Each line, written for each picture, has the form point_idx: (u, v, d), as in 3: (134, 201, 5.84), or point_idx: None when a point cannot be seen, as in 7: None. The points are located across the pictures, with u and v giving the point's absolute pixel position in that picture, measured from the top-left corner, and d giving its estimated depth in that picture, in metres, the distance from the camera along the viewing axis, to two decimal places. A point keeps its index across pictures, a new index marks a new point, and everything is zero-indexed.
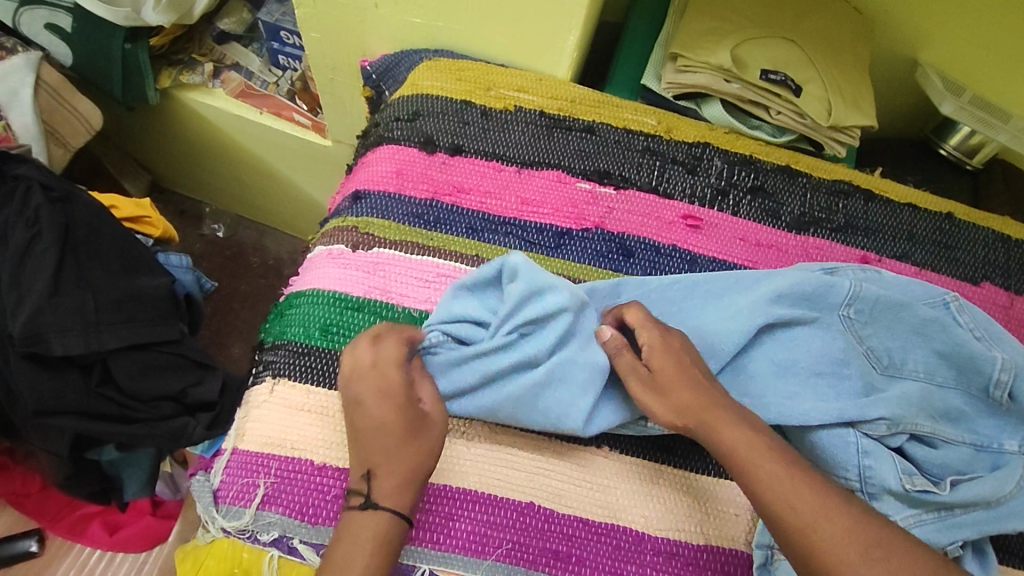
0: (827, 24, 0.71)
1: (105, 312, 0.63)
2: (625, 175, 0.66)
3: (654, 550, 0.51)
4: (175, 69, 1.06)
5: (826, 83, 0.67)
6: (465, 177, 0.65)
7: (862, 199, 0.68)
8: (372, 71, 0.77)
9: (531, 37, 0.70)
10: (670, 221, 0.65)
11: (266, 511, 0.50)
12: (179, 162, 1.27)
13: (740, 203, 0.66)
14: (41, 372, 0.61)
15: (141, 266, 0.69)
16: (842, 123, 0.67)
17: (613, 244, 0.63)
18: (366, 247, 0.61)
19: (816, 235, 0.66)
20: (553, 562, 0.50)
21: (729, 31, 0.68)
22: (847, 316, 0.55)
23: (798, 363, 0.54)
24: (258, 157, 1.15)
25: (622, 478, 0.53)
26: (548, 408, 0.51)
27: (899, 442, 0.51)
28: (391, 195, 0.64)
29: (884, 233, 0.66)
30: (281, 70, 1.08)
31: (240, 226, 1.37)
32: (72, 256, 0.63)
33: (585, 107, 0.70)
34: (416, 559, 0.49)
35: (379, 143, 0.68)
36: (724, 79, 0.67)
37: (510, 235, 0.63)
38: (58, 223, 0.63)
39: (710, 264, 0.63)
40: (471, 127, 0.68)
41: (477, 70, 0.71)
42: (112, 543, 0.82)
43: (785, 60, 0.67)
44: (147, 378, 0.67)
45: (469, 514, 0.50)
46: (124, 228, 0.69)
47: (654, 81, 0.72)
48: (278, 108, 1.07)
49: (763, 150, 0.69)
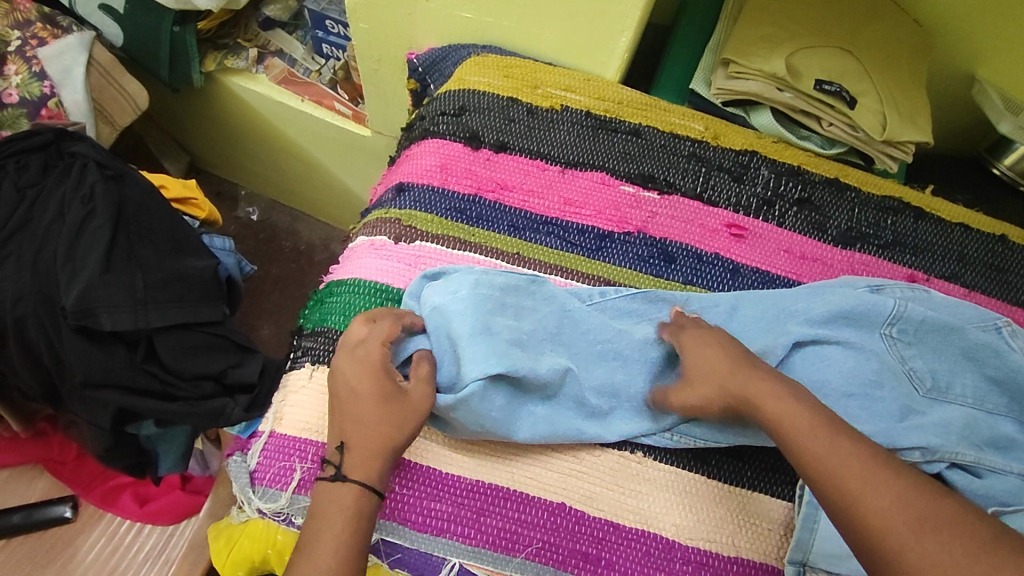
0: (885, 35, 0.69)
1: (153, 291, 0.64)
2: (670, 180, 0.66)
3: (684, 559, 0.50)
4: (220, 54, 1.07)
5: (881, 96, 0.66)
6: (509, 174, 0.65)
7: (912, 216, 0.66)
8: (419, 64, 0.77)
9: (581, 37, 0.70)
10: (713, 229, 0.64)
11: (302, 495, 0.51)
12: (218, 144, 1.29)
13: (786, 215, 0.65)
14: (88, 345, 0.62)
15: (188, 247, 0.70)
16: (896, 138, 0.65)
17: (655, 249, 0.63)
18: (408, 240, 0.61)
19: (862, 250, 0.64)
20: (582, 564, 0.50)
21: (784, 38, 0.67)
22: (889, 335, 0.53)
23: (829, 384, 0.52)
24: (296, 143, 1.17)
25: (655, 485, 0.53)
26: (518, 420, 0.52)
27: (937, 469, 0.48)
28: (434, 189, 0.64)
29: (932, 253, 0.65)
30: (324, 59, 1.09)
31: (274, 210, 1.38)
32: (124, 234, 0.65)
33: (632, 110, 0.70)
34: (445, 551, 0.49)
35: (425, 136, 0.68)
36: (776, 88, 0.67)
37: (551, 234, 0.63)
38: (111, 200, 0.65)
39: (752, 275, 0.62)
40: (517, 125, 0.67)
41: (525, 68, 0.71)
42: (142, 513, 0.83)
43: (840, 71, 0.66)
44: (189, 358, 0.68)
45: (500, 510, 0.50)
46: (171, 208, 0.71)
47: (703, 86, 0.72)
48: (320, 96, 1.09)
49: (812, 161, 0.68)
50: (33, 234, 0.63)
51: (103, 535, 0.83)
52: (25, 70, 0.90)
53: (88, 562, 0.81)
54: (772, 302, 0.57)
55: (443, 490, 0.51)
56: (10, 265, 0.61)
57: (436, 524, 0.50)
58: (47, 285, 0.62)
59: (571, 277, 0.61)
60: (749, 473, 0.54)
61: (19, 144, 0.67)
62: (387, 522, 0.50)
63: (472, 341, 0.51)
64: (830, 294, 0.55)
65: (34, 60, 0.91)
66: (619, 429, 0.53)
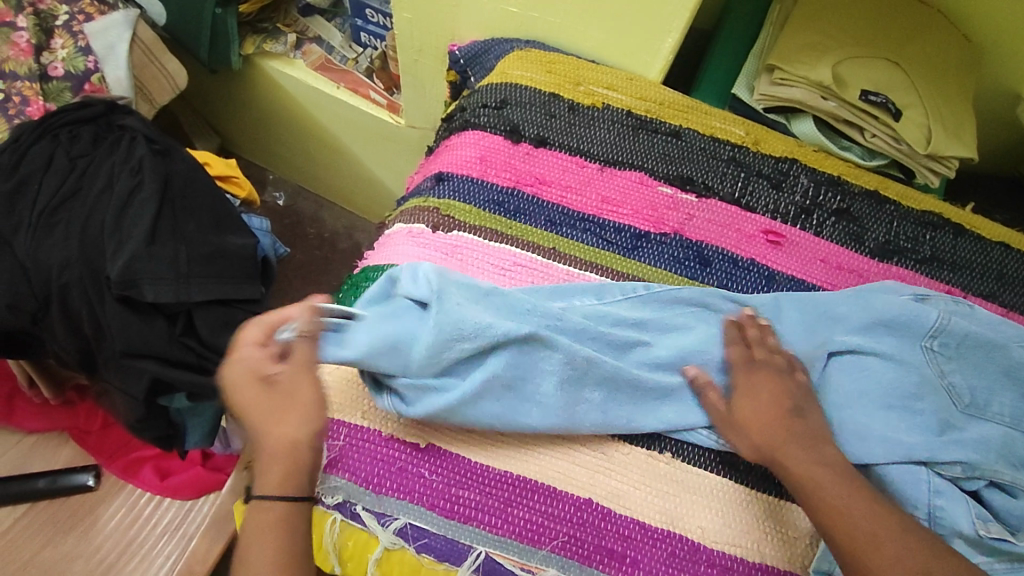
0: (934, 48, 0.69)
1: (196, 265, 0.66)
2: (708, 184, 0.65)
3: (710, 562, 0.50)
4: (258, 37, 1.09)
5: (927, 110, 0.65)
6: (548, 169, 0.65)
7: (951, 233, 0.65)
8: (461, 56, 0.78)
9: (627, 36, 0.70)
10: (750, 234, 0.64)
11: (332, 475, 0.52)
12: (249, 128, 1.30)
13: (823, 224, 0.65)
14: (131, 315, 0.64)
15: (229, 223, 0.71)
16: (940, 153, 0.64)
17: (691, 251, 0.62)
18: (445, 229, 0.62)
19: (899, 264, 0.64)
20: (607, 560, 0.49)
21: (832, 47, 0.67)
22: (932, 347, 0.52)
23: (867, 393, 0.51)
24: (327, 129, 1.17)
25: (682, 486, 0.52)
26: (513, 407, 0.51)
27: (975, 487, 0.48)
28: (473, 180, 0.64)
29: (969, 270, 0.64)
30: (362, 47, 1.10)
31: (301, 196, 1.40)
32: (169, 209, 0.66)
33: (673, 111, 0.70)
34: (472, 539, 0.50)
35: (465, 127, 0.68)
36: (820, 97, 0.67)
37: (588, 232, 0.63)
38: (158, 174, 0.66)
39: (787, 283, 0.62)
40: (558, 121, 0.68)
41: (568, 64, 0.71)
42: (162, 487, 0.84)
43: (886, 82, 0.66)
44: (226, 334, 0.69)
45: (528, 502, 0.51)
46: (214, 186, 0.72)
47: (745, 91, 0.72)
48: (356, 85, 1.09)
49: (852, 172, 0.67)
50: (82, 202, 0.64)
51: (123, 507, 0.84)
52: (70, 44, 0.91)
53: (107, 533, 0.82)
54: (826, 305, 0.56)
55: (471, 478, 0.51)
56: (59, 233, 0.62)
57: (464, 512, 0.50)
58: (93, 254, 0.63)
59: (606, 275, 0.61)
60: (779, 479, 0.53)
61: (72, 115, 0.68)
62: (416, 507, 0.50)
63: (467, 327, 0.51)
64: (876, 300, 0.55)
65: (80, 35, 0.92)
66: (669, 419, 0.53)
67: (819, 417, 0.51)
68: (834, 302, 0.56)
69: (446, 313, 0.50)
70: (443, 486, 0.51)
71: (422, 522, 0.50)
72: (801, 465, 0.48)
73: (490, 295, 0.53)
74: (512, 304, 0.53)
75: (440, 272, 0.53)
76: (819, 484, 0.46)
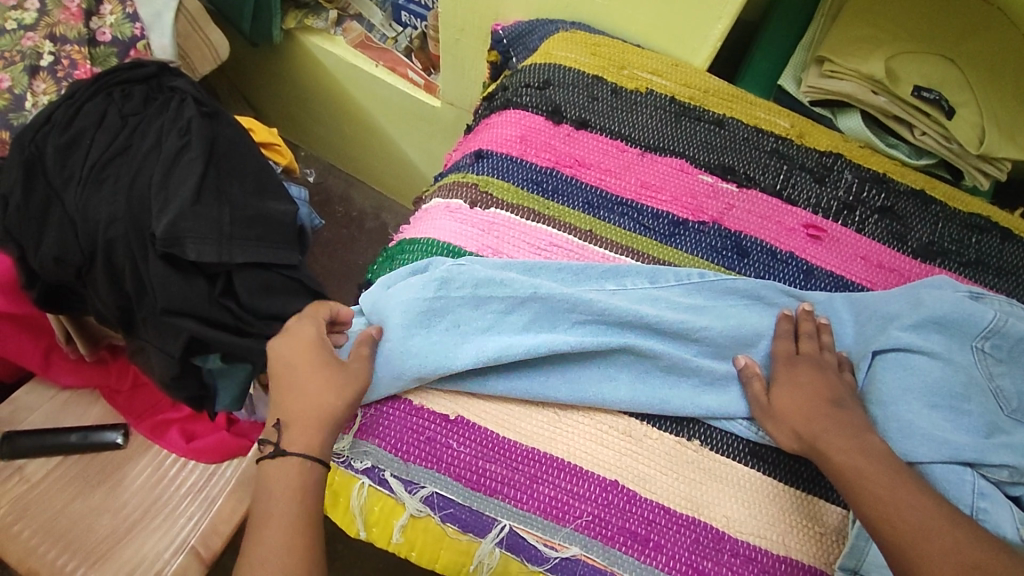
0: (994, 45, 0.66)
1: (238, 228, 0.67)
2: (750, 174, 0.65)
3: (733, 551, 0.49)
4: (300, 12, 1.10)
5: (981, 108, 0.63)
6: (588, 152, 0.65)
7: (999, 237, 0.64)
8: (504, 36, 0.78)
9: (675, 20, 0.69)
10: (790, 228, 0.63)
11: (363, 440, 0.52)
12: (284, 103, 1.32)
13: (865, 222, 0.63)
14: (173, 273, 0.65)
15: (270, 190, 0.72)
16: (992, 155, 0.63)
17: (729, 241, 0.62)
18: (483, 206, 0.62)
19: (942, 266, 0.62)
20: (630, 543, 0.49)
21: (885, 41, 0.66)
22: (981, 348, 0.51)
23: (910, 390, 0.50)
24: (363, 108, 1.18)
25: (710, 475, 0.52)
26: (539, 386, 0.53)
27: (1019, 493, 0.47)
28: (513, 158, 0.64)
29: (1017, 275, 0.62)
30: (401, 27, 1.12)
31: (331, 174, 1.41)
32: (214, 169, 0.67)
33: (717, 100, 0.69)
34: (496, 513, 0.50)
35: (507, 106, 0.68)
36: (871, 91, 0.65)
37: (625, 216, 0.62)
38: (205, 136, 0.67)
39: (826, 278, 0.61)
40: (600, 104, 0.67)
41: (613, 48, 0.71)
42: (188, 449, 0.86)
43: (941, 79, 0.64)
44: (263, 296, 0.70)
45: (554, 480, 0.51)
46: (257, 152, 0.73)
47: (792, 83, 0.71)
48: (394, 64, 1.09)
49: (898, 170, 0.66)
50: (131, 159, 0.65)
51: (149, 466, 0.85)
52: (118, 11, 0.93)
53: (134, 490, 0.83)
54: (881, 305, 0.56)
55: (498, 453, 0.51)
56: (108, 188, 0.63)
57: (490, 485, 0.50)
58: (139, 211, 0.64)
59: (642, 260, 0.60)
60: (809, 473, 0.52)
61: (125, 75, 0.70)
62: (442, 477, 0.51)
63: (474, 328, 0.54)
64: (926, 297, 0.54)
65: (128, 2, 0.93)
66: (705, 404, 0.53)
67: (854, 412, 0.50)
68: (887, 303, 0.55)
69: (440, 343, 0.53)
70: (471, 458, 0.51)
71: (450, 493, 0.50)
72: (839, 457, 0.47)
73: (514, 299, 0.55)
74: (552, 305, 0.54)
75: (445, 283, 0.55)
76: (854, 477, 0.46)
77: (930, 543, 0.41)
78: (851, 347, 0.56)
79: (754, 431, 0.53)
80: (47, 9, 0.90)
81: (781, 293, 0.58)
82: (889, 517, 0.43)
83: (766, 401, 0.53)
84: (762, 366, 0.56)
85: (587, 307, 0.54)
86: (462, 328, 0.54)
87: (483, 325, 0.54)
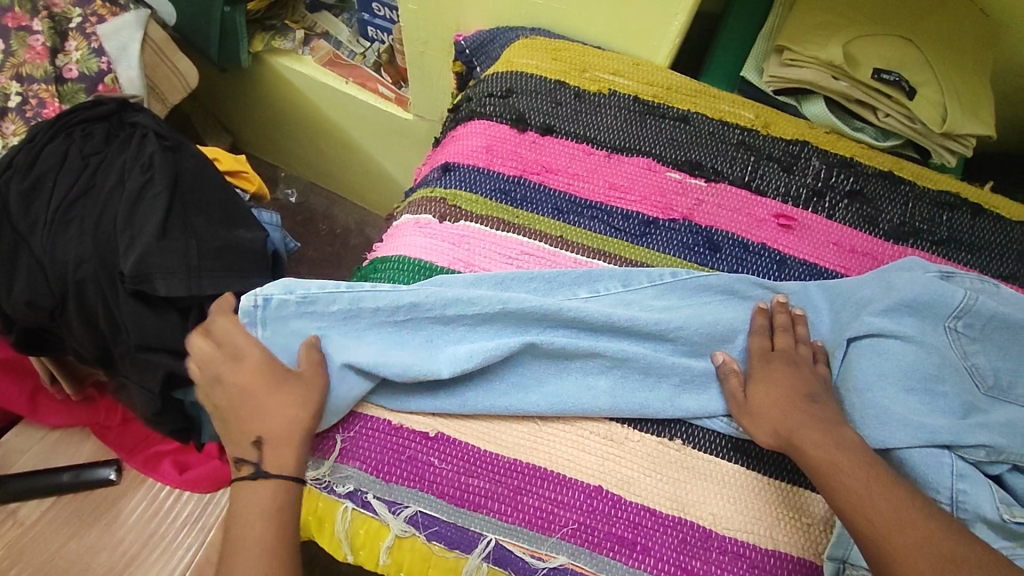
0: (948, 25, 0.67)
1: (207, 260, 0.67)
2: (718, 168, 0.65)
3: (721, 548, 0.49)
4: (268, 34, 1.11)
5: (943, 87, 0.63)
6: (554, 157, 0.65)
7: (970, 213, 0.63)
8: (467, 46, 0.78)
9: (633, 19, 0.69)
10: (761, 219, 0.63)
11: (344, 464, 0.52)
12: (260, 125, 1.31)
13: (836, 207, 0.63)
14: (146, 310, 0.65)
15: (238, 218, 0.72)
16: (956, 131, 0.63)
17: (700, 237, 0.62)
18: (453, 219, 0.62)
19: (915, 246, 0.62)
20: (617, 548, 0.49)
21: (842, 26, 0.66)
22: (954, 328, 0.52)
23: (885, 376, 0.50)
24: (337, 126, 1.18)
25: (693, 473, 0.52)
26: (523, 394, 0.53)
27: (999, 472, 0.47)
28: (480, 169, 0.64)
29: (989, 250, 0.62)
30: (369, 41, 1.11)
31: (312, 192, 1.41)
32: (179, 204, 0.67)
33: (681, 96, 0.69)
34: (482, 527, 0.50)
35: (471, 117, 0.68)
36: (831, 76, 0.65)
37: (596, 219, 0.62)
38: (169, 170, 0.67)
39: (799, 267, 0.61)
40: (564, 108, 0.67)
41: (574, 51, 0.71)
42: (182, 480, 0.85)
43: (899, 60, 0.64)
44: None
45: (537, 490, 0.51)
46: (224, 181, 0.73)
47: (755, 74, 0.71)
48: (364, 79, 1.09)
49: (866, 153, 0.66)
50: (95, 199, 0.65)
51: (144, 500, 0.84)
52: (83, 46, 0.92)
53: (130, 525, 0.82)
54: (854, 291, 0.56)
55: (479, 466, 0.51)
56: (74, 229, 0.64)
57: (474, 500, 0.50)
58: (106, 250, 0.64)
59: (614, 262, 0.60)
60: (790, 465, 0.52)
61: (86, 114, 0.70)
62: (426, 495, 0.51)
63: (445, 339, 0.55)
64: (896, 280, 0.54)
65: (93, 37, 0.93)
66: (684, 406, 0.53)
67: (828, 402, 0.50)
68: (857, 290, 0.55)
69: (418, 353, 0.54)
70: (452, 475, 0.51)
71: (432, 511, 0.50)
72: (816, 450, 0.47)
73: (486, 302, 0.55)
74: (522, 314, 0.54)
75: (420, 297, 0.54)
76: (830, 468, 0.46)
77: (905, 532, 0.41)
78: (825, 336, 0.56)
79: (733, 427, 0.53)
80: (12, 49, 0.90)
81: (754, 285, 0.58)
82: (866, 508, 0.43)
83: (742, 397, 0.53)
84: (739, 362, 0.56)
85: (558, 314, 0.54)
86: (435, 339, 0.55)
87: (455, 336, 0.55)
